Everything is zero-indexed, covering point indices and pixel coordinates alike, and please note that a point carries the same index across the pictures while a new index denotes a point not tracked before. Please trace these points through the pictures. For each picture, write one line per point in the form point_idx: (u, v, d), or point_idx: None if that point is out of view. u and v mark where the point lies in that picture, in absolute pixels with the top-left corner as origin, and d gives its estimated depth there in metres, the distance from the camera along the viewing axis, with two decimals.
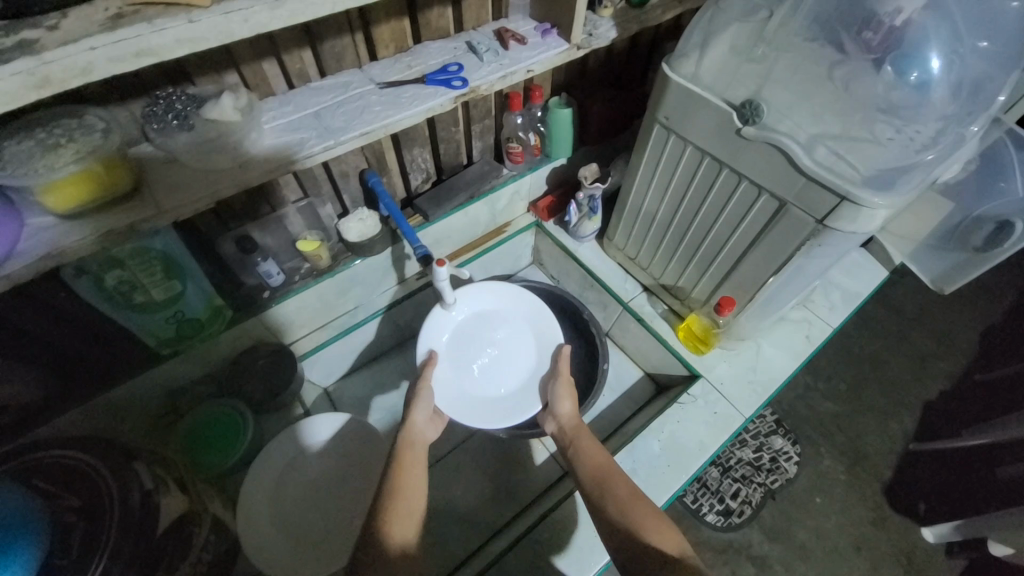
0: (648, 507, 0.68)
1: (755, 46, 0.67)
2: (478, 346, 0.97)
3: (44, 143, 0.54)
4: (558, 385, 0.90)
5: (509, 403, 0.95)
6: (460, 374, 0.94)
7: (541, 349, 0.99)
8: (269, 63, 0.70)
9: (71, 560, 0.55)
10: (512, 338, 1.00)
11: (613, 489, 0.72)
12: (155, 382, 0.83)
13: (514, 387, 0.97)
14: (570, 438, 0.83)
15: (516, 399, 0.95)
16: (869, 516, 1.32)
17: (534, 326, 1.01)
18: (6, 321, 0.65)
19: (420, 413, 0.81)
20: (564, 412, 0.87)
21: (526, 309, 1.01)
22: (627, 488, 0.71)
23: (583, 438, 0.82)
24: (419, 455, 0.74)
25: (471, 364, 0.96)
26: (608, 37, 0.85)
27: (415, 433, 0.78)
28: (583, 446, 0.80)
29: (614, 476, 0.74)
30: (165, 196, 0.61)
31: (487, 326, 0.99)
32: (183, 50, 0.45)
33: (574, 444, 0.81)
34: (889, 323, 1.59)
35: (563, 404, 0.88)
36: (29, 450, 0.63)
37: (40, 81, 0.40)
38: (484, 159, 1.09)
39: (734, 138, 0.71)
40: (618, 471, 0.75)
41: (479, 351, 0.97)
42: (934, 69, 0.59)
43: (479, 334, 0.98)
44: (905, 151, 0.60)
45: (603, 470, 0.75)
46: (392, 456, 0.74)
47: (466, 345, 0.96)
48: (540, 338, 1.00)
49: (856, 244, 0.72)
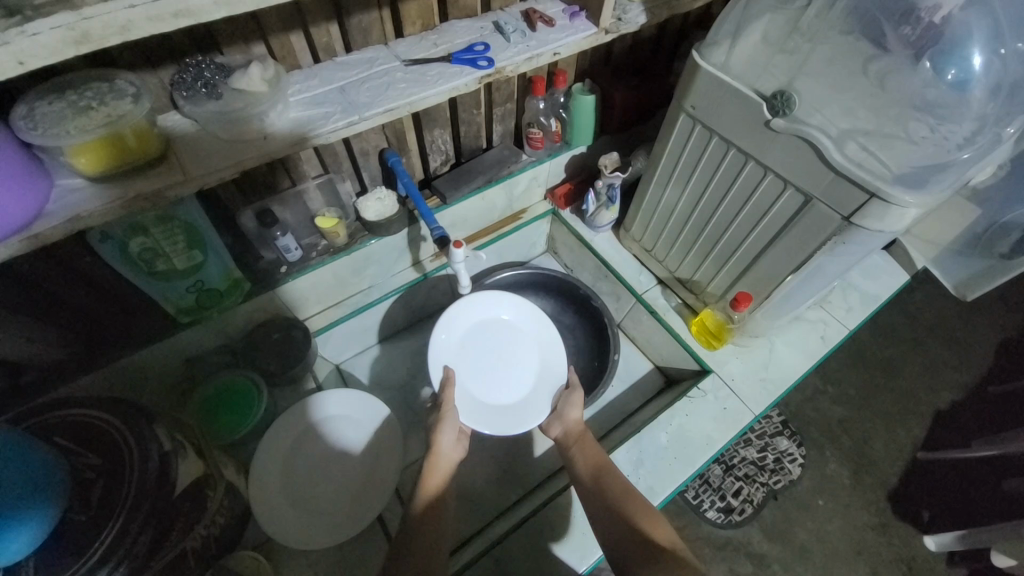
0: (642, 504, 0.70)
1: (789, 37, 0.66)
2: (485, 356, 0.97)
3: (76, 105, 0.54)
4: (573, 394, 0.90)
5: (527, 405, 0.95)
6: (473, 385, 0.94)
7: (544, 349, 1.01)
8: (296, 36, 0.70)
9: (89, 515, 0.57)
10: (515, 344, 1.00)
11: (610, 486, 0.74)
12: (173, 350, 0.84)
13: (527, 389, 0.97)
14: (573, 441, 0.84)
15: (533, 400, 0.95)
16: (872, 522, 1.31)
17: (533, 326, 1.02)
18: (33, 281, 0.68)
19: (448, 437, 0.80)
20: (571, 418, 0.88)
21: (521, 311, 1.02)
22: (624, 487, 0.73)
23: (584, 442, 0.83)
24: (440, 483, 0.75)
25: (481, 373, 0.96)
26: (638, 22, 0.83)
27: (443, 460, 0.78)
28: (585, 448, 0.82)
29: (611, 474, 0.76)
30: (192, 162, 0.61)
31: (489, 336, 0.99)
32: (221, 12, 0.45)
33: (578, 445, 0.83)
34: (904, 329, 1.56)
35: (571, 410, 0.89)
36: (54, 408, 0.65)
37: (78, 37, 0.41)
38: (504, 144, 1.08)
39: (763, 130, 0.70)
40: (614, 470, 0.76)
41: (486, 361, 0.97)
42: (974, 67, 0.56)
43: (484, 343, 0.98)
44: (938, 150, 0.58)
45: (601, 469, 0.77)
46: (419, 481, 0.76)
47: (473, 356, 0.97)
48: (540, 337, 1.01)
49: (880, 245, 0.70)
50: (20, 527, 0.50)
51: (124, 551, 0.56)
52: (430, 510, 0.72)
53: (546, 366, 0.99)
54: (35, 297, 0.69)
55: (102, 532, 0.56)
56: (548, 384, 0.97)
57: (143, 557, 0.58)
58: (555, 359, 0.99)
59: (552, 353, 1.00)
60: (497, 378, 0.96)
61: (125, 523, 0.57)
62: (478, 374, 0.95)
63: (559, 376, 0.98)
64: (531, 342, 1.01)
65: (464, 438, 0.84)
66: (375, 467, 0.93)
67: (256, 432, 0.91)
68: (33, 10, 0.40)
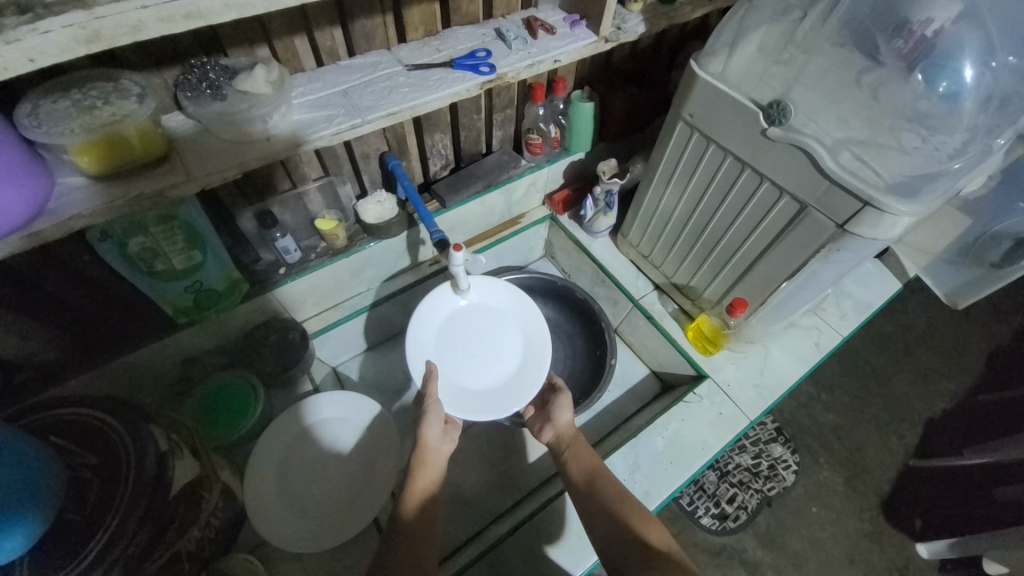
0: (637, 508, 0.70)
1: (784, 49, 0.67)
2: (467, 341, 0.95)
3: (80, 104, 0.54)
4: (562, 396, 0.91)
5: (514, 387, 0.94)
6: (458, 374, 0.93)
7: (528, 331, 0.98)
8: (301, 39, 0.71)
9: (85, 516, 0.56)
10: (497, 328, 0.98)
11: (605, 490, 0.74)
12: (169, 351, 0.84)
13: (511, 369, 0.96)
14: (566, 446, 0.84)
15: (520, 381, 0.94)
16: (865, 529, 1.32)
17: (517, 308, 0.99)
18: (30, 280, 0.68)
19: (434, 428, 0.81)
20: (562, 421, 0.88)
21: (506, 296, 0.99)
22: (617, 489, 0.74)
23: (578, 446, 0.83)
24: (433, 476, 0.76)
25: (464, 360, 0.94)
26: (637, 32, 0.84)
27: (431, 452, 0.79)
28: (579, 452, 0.82)
29: (606, 477, 0.76)
30: (195, 162, 0.62)
31: (472, 321, 0.97)
32: (230, 15, 0.46)
33: (571, 449, 0.83)
34: (896, 338, 1.58)
35: (562, 413, 0.88)
36: (47, 407, 0.65)
37: (90, 36, 0.41)
38: (503, 150, 1.09)
39: (759, 139, 0.71)
40: (609, 475, 0.76)
41: (469, 347, 0.95)
42: (965, 80, 0.57)
43: (465, 329, 0.96)
44: (929, 161, 0.59)
45: (595, 474, 0.77)
46: (410, 472, 0.76)
47: (454, 343, 0.95)
48: (524, 319, 0.99)
49: (873, 253, 0.71)
50: (13, 527, 0.50)
51: (120, 551, 0.55)
52: (425, 512, 0.71)
53: (531, 345, 0.97)
54: (31, 296, 0.69)
55: (98, 531, 0.55)
56: (534, 363, 0.95)
57: (139, 558, 0.57)
58: (540, 339, 0.97)
59: (535, 332, 0.98)
60: (481, 364, 0.95)
61: (121, 523, 0.57)
62: (461, 362, 0.94)
63: (544, 355, 0.95)
64: (515, 324, 0.99)
65: (453, 430, 0.84)
66: (371, 470, 0.92)
67: (252, 433, 0.91)
68: (44, 8, 0.40)
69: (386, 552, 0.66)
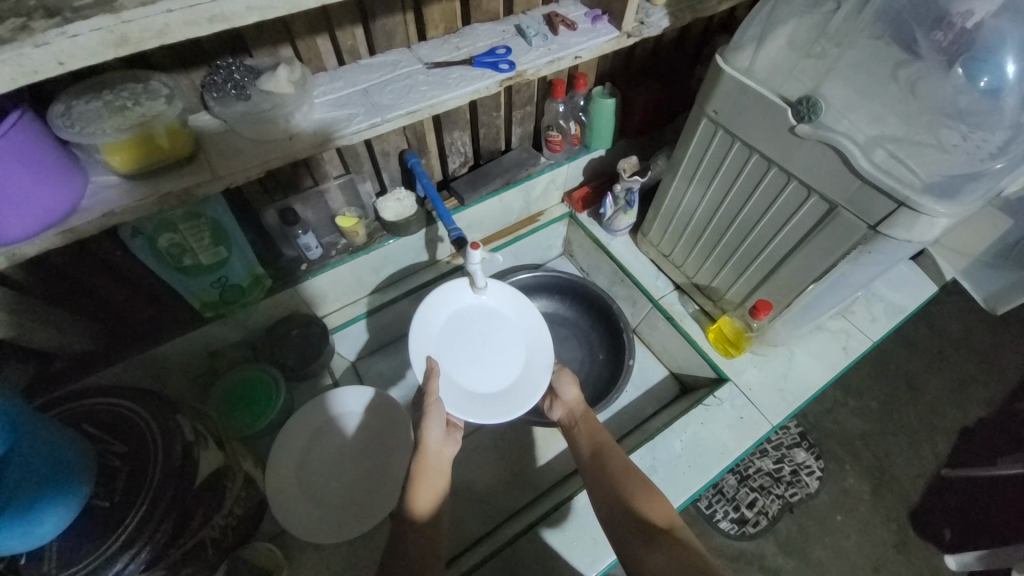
0: (639, 479, 0.71)
1: (816, 41, 0.64)
2: (468, 342, 0.94)
3: (111, 105, 0.56)
4: (565, 371, 0.97)
5: (517, 390, 0.93)
6: (460, 375, 0.92)
7: (529, 335, 0.98)
8: (323, 38, 0.71)
9: (115, 501, 0.59)
10: (504, 332, 0.97)
11: (610, 464, 0.75)
12: (197, 343, 0.87)
13: (513, 373, 0.95)
14: (579, 421, 0.88)
15: (523, 386, 0.94)
16: (891, 539, 1.27)
17: (518, 313, 0.99)
18: (70, 274, 0.71)
19: (435, 433, 0.80)
20: (570, 396, 0.93)
21: (508, 301, 0.98)
22: (622, 464, 0.75)
23: (587, 420, 0.87)
24: (435, 484, 0.75)
25: (464, 361, 0.93)
26: (660, 26, 0.82)
27: (431, 458, 0.78)
28: (588, 426, 0.85)
29: (612, 452, 0.78)
30: (220, 161, 0.63)
31: (476, 322, 0.96)
32: (252, 17, 0.47)
33: (581, 426, 0.86)
34: (930, 342, 1.52)
35: (568, 390, 0.94)
36: (81, 397, 0.67)
37: (117, 39, 0.43)
38: (522, 147, 1.09)
39: (787, 137, 0.69)
40: (614, 450, 0.78)
41: (469, 348, 0.94)
42: (1009, 74, 0.54)
43: (466, 330, 0.95)
44: (970, 160, 0.56)
45: (602, 449, 0.79)
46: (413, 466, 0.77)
47: (456, 343, 0.93)
48: (525, 323, 0.99)
49: (907, 255, 0.69)
50: (49, 513, 0.52)
51: (146, 538, 0.57)
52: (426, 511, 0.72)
53: (532, 348, 0.98)
54: (66, 288, 0.72)
55: (125, 520, 0.57)
56: (535, 368, 0.96)
57: (162, 547, 0.59)
58: (541, 344, 0.98)
59: (537, 337, 0.98)
60: (483, 365, 0.94)
61: (149, 508, 0.59)
62: (461, 362, 0.92)
63: (546, 360, 0.96)
64: (518, 327, 0.98)
65: (453, 435, 0.84)
66: (386, 464, 0.93)
67: (273, 425, 0.93)
68: (73, 12, 0.41)
69: (394, 550, 0.67)
